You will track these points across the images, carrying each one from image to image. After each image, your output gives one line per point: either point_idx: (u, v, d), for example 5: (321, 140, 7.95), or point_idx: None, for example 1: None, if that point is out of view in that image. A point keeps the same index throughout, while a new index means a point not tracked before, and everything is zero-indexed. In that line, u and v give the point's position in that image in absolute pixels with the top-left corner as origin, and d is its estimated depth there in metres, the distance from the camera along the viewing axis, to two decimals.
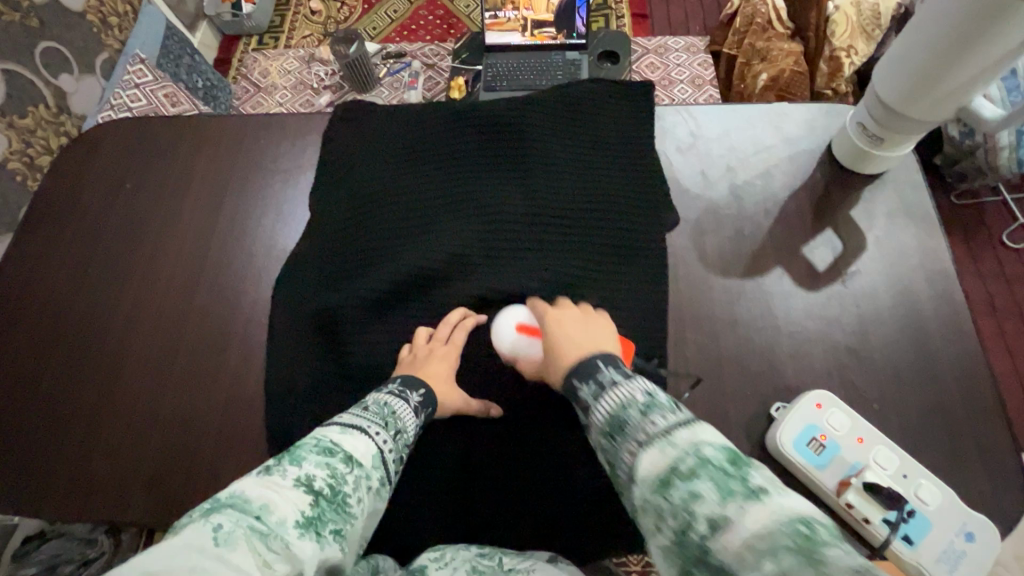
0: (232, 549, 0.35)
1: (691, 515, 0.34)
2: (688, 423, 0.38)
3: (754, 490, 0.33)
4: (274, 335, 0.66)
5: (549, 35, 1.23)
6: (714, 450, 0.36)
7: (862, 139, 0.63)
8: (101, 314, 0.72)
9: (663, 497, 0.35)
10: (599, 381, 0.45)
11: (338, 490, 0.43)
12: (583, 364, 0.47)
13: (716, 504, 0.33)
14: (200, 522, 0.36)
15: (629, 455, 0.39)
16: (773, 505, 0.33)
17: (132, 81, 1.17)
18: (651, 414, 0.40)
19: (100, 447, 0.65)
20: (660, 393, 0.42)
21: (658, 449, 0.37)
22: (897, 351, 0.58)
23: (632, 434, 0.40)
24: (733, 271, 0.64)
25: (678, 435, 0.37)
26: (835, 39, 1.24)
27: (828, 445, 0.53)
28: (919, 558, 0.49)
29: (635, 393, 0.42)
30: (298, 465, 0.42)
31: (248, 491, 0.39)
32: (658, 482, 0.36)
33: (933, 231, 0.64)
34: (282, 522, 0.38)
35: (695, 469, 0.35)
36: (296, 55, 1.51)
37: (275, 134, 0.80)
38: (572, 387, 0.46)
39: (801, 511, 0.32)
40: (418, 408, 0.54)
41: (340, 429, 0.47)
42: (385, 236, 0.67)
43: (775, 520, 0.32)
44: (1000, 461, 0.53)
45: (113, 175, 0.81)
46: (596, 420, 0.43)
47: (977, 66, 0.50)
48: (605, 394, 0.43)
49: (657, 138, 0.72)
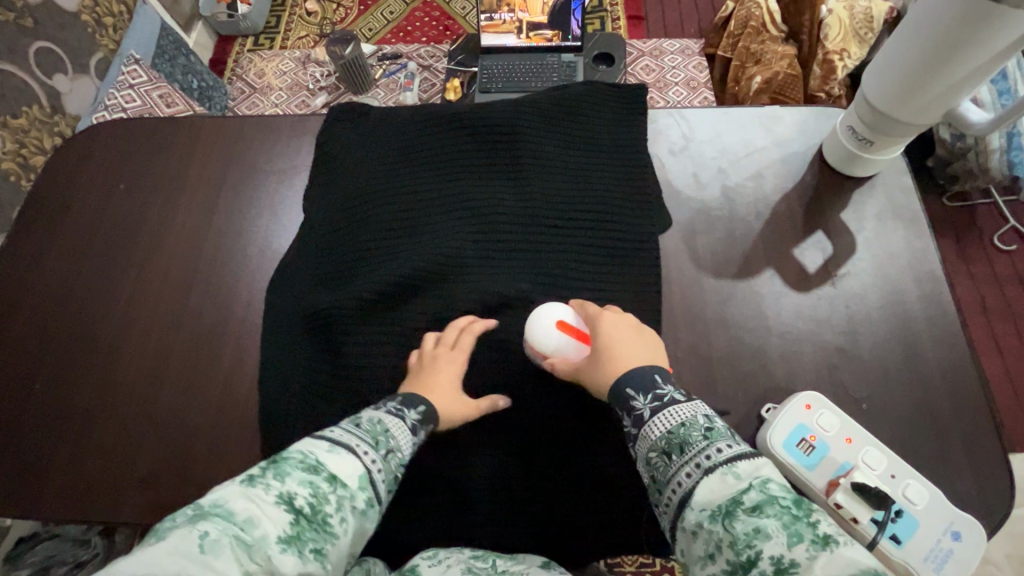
0: (216, 557, 0.36)
1: (751, 548, 0.35)
2: (751, 459, 0.41)
3: (820, 536, 0.35)
4: (268, 336, 0.66)
5: (545, 37, 1.23)
6: (779, 489, 0.38)
7: (851, 142, 0.63)
8: (94, 315, 0.72)
9: (724, 525, 0.37)
10: (659, 396, 0.47)
11: (319, 510, 0.42)
12: (641, 375, 0.49)
13: (780, 541, 0.35)
14: (185, 530, 0.36)
15: (689, 478, 0.41)
16: (839, 554, 0.34)
17: (126, 81, 1.16)
18: (714, 441, 0.42)
19: (92, 448, 0.65)
20: (718, 422, 0.44)
21: (723, 478, 0.40)
22: (886, 352, 0.59)
23: (693, 458, 0.42)
24: (725, 273, 0.64)
25: (743, 469, 0.40)
26: (829, 41, 1.25)
27: (817, 445, 0.54)
28: (907, 558, 0.50)
29: (696, 416, 0.45)
30: (281, 481, 0.42)
31: (232, 502, 0.39)
32: (721, 510, 0.38)
33: (922, 233, 0.64)
34: (263, 537, 0.38)
35: (761, 504, 0.37)
36: (292, 55, 1.51)
37: (269, 135, 0.80)
38: (625, 396, 0.48)
39: (869, 566, 0.33)
40: (415, 426, 0.52)
41: (328, 446, 0.46)
42: (382, 237, 0.67)
43: (842, 567, 0.33)
44: (987, 461, 0.54)
45: (106, 176, 0.81)
46: (652, 435, 0.45)
47: (962, 70, 0.51)
48: (664, 411, 0.46)
49: (649, 141, 0.73)
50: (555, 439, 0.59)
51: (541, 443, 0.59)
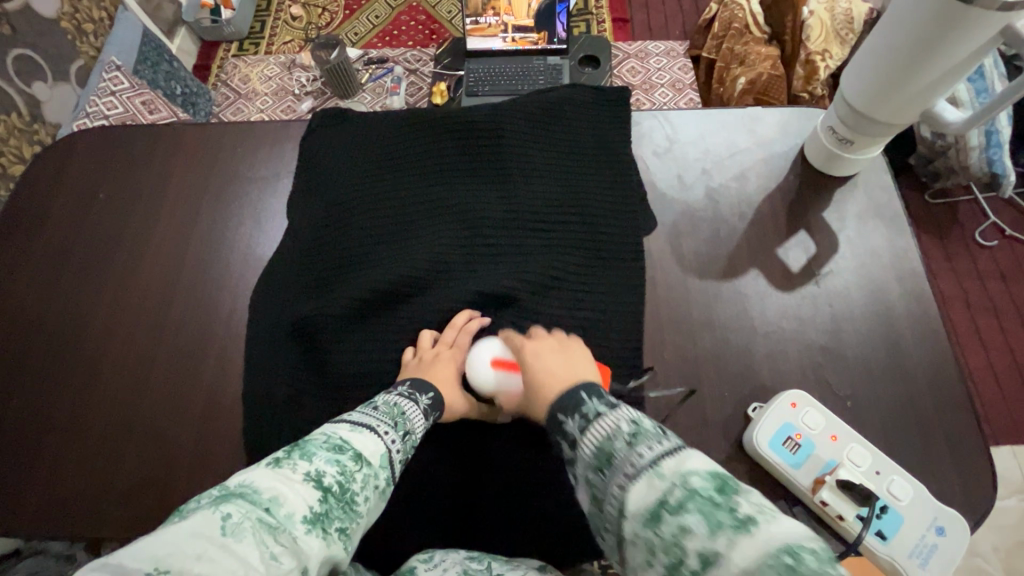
0: (239, 540, 0.35)
1: (680, 548, 0.34)
2: (674, 454, 0.38)
3: (740, 519, 0.33)
4: (253, 344, 0.66)
5: (530, 41, 1.23)
6: (701, 479, 0.36)
7: (832, 141, 0.64)
8: (75, 325, 0.71)
9: (653, 531, 0.35)
10: (585, 414, 0.43)
11: (346, 488, 0.42)
12: (566, 398, 0.45)
13: (703, 535, 0.33)
14: (210, 510, 0.36)
15: (617, 489, 0.38)
16: (759, 533, 0.32)
17: (108, 88, 1.15)
18: (637, 446, 0.39)
19: (74, 462, 0.64)
20: (644, 422, 0.41)
21: (646, 482, 0.37)
22: (870, 350, 0.59)
23: (619, 468, 0.39)
24: (710, 273, 0.64)
25: (664, 467, 0.37)
26: (811, 43, 1.27)
27: (803, 443, 0.54)
28: (892, 553, 0.50)
29: (620, 423, 0.41)
30: (309, 461, 0.42)
31: (259, 482, 0.39)
32: (648, 515, 0.36)
33: (902, 231, 0.65)
34: (291, 516, 0.38)
35: (683, 503, 0.35)
36: (277, 61, 1.50)
37: (252, 141, 0.79)
38: (557, 421, 0.45)
39: (787, 539, 0.32)
40: (427, 411, 0.53)
41: (349, 427, 0.46)
42: (366, 244, 0.66)
43: (762, 550, 0.32)
44: (970, 457, 0.54)
45: (86, 184, 0.80)
46: (583, 454, 0.42)
47: (949, 61, 0.51)
48: (590, 428, 0.42)
49: (634, 143, 0.73)
50: (545, 442, 0.59)
51: (531, 447, 0.59)
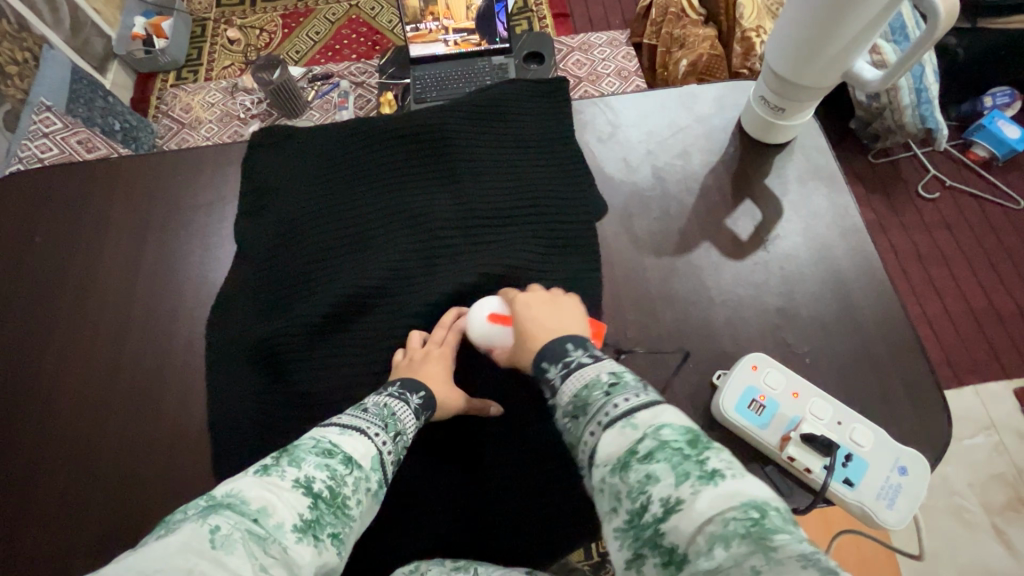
0: (229, 552, 0.34)
1: (644, 495, 0.34)
2: (649, 406, 0.39)
3: (708, 471, 0.34)
4: (212, 375, 0.64)
5: (473, 43, 1.22)
6: (673, 432, 0.37)
7: (766, 111, 0.66)
8: (21, 379, 0.68)
9: (621, 477, 0.36)
10: (567, 364, 0.47)
11: (337, 492, 0.41)
12: (553, 347, 0.49)
13: (669, 483, 0.34)
14: (198, 522, 0.35)
15: (592, 436, 0.40)
16: (724, 486, 0.33)
17: (39, 130, 1.09)
18: (615, 396, 0.41)
19: (36, 518, 0.61)
20: (625, 376, 0.43)
21: (619, 430, 0.39)
22: (823, 306, 0.62)
23: (595, 417, 0.41)
24: (665, 250, 0.66)
25: (640, 418, 0.38)
26: (745, 20, 1.29)
27: (767, 404, 0.55)
28: (861, 498, 0.52)
29: (601, 374, 0.44)
30: (297, 467, 0.41)
31: (246, 492, 0.38)
32: (618, 462, 0.37)
33: (840, 190, 0.68)
34: (280, 526, 0.37)
35: (652, 451, 0.36)
36: (218, 86, 1.47)
37: (191, 169, 0.77)
38: (541, 369, 0.48)
39: (752, 496, 0.32)
40: (418, 411, 0.52)
41: (339, 430, 0.45)
42: (322, 257, 0.66)
43: (725, 500, 0.32)
44: (925, 396, 0.57)
45: (19, 231, 0.76)
46: (563, 401, 0.45)
47: (870, 9, 0.52)
48: (572, 375, 0.45)
49: (578, 130, 0.74)
50: (522, 436, 0.59)
51: (507, 442, 0.59)
